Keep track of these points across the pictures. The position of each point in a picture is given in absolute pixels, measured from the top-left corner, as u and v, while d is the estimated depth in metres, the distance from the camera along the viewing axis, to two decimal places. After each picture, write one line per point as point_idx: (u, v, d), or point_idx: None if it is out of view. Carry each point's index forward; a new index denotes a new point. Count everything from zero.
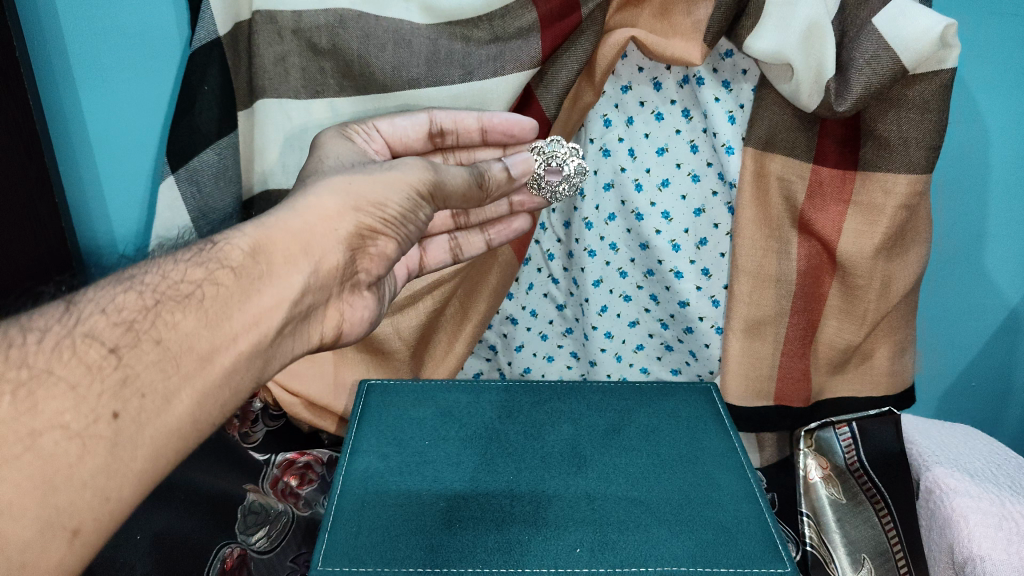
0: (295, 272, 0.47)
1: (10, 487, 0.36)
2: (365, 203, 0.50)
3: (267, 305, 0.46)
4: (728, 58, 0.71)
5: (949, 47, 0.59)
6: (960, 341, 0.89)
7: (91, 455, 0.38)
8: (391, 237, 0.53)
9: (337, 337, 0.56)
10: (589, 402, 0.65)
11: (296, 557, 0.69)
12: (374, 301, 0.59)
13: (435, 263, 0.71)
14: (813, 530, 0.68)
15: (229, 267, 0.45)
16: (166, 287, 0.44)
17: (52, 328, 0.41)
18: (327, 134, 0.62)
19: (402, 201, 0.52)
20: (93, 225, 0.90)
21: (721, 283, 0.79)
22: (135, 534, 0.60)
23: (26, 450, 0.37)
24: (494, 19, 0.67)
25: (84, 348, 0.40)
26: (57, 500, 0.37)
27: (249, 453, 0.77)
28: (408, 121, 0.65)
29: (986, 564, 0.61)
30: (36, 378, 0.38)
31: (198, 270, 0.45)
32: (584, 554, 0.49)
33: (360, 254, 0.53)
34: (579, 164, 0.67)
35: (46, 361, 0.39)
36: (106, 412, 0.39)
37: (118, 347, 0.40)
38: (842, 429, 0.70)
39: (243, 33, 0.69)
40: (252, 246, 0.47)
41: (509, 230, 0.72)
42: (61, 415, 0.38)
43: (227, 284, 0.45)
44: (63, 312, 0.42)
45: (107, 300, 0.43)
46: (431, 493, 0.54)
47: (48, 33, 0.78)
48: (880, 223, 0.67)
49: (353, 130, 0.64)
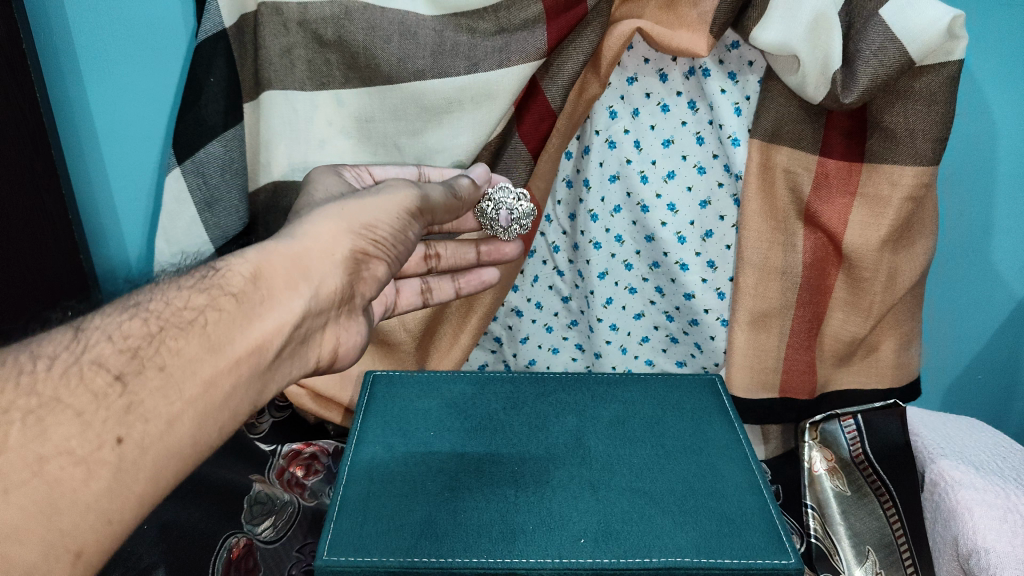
0: (296, 296, 0.48)
1: (15, 511, 0.36)
2: (358, 226, 0.52)
3: (269, 329, 0.46)
4: (734, 50, 0.70)
5: (957, 38, 0.60)
6: (968, 332, 0.89)
7: (95, 480, 0.38)
8: (382, 259, 0.55)
9: (332, 359, 0.56)
10: (594, 393, 0.65)
11: (302, 547, 0.68)
12: (365, 326, 0.58)
13: (407, 305, 0.71)
14: (818, 522, 0.68)
15: (231, 292, 0.46)
16: (169, 313, 0.44)
17: (61, 355, 0.41)
18: (318, 171, 0.63)
19: (391, 222, 0.54)
20: (101, 226, 0.90)
21: (727, 276, 0.79)
22: (143, 525, 0.61)
23: (33, 476, 0.37)
24: (500, 11, 0.67)
25: (91, 375, 0.40)
26: (61, 523, 0.37)
27: (257, 445, 0.78)
28: (398, 170, 0.69)
29: (990, 556, 0.60)
30: (45, 406, 0.39)
31: (201, 296, 0.45)
32: (589, 544, 0.49)
33: (359, 281, 0.54)
34: (529, 207, 0.70)
35: (55, 389, 0.40)
36: (110, 437, 0.39)
37: (123, 374, 0.41)
38: (848, 421, 0.71)
39: (249, 25, 0.70)
40: (252, 271, 0.47)
41: (478, 281, 0.73)
42: (67, 441, 0.38)
43: (229, 310, 0.45)
44: (71, 338, 0.42)
45: (112, 327, 0.43)
46: (435, 482, 0.54)
47: (56, 34, 0.78)
48: (886, 216, 0.67)
49: (346, 169, 0.66)
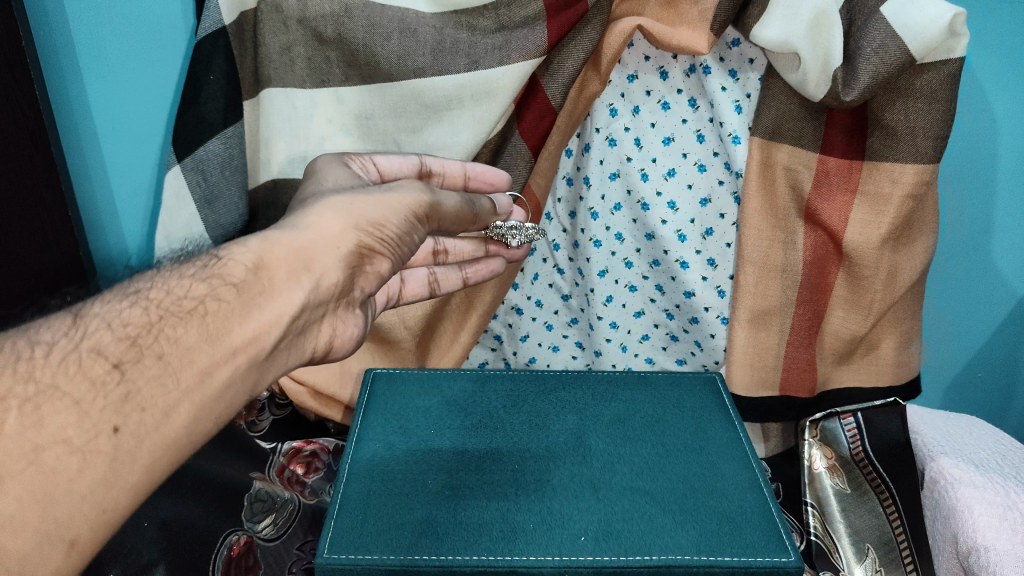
0: (297, 288, 0.46)
1: (12, 502, 0.35)
2: (366, 222, 0.50)
3: (267, 321, 0.45)
4: (735, 47, 0.70)
5: (958, 35, 0.59)
6: (969, 330, 0.89)
7: (91, 470, 0.37)
8: (386, 257, 0.53)
9: (328, 350, 0.54)
10: (594, 391, 0.65)
11: (302, 544, 0.68)
12: (363, 319, 0.57)
13: (412, 296, 0.70)
14: (818, 520, 0.68)
15: (231, 282, 0.44)
16: (169, 303, 0.43)
17: (59, 342, 0.40)
18: (322, 159, 0.58)
19: (399, 223, 0.52)
20: (100, 223, 0.90)
21: (727, 273, 0.79)
22: (142, 522, 0.60)
23: (30, 465, 0.36)
24: (500, 8, 0.67)
25: (90, 363, 0.39)
26: (57, 513, 0.36)
27: (256, 442, 0.79)
28: (401, 159, 0.63)
29: (990, 554, 0.61)
30: (42, 393, 0.38)
31: (201, 286, 0.44)
32: (590, 542, 0.49)
33: (360, 276, 0.52)
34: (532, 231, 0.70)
35: (53, 375, 0.38)
36: (107, 426, 0.38)
37: (122, 362, 0.40)
38: (848, 419, 0.71)
39: (249, 22, 0.69)
40: (254, 261, 0.45)
41: (486, 270, 0.72)
42: (64, 430, 0.37)
43: (229, 300, 0.44)
44: (70, 325, 0.41)
45: (111, 314, 0.42)
46: (436, 481, 0.55)
47: (55, 30, 0.78)
48: (887, 213, 0.67)
49: (349, 157, 0.61)
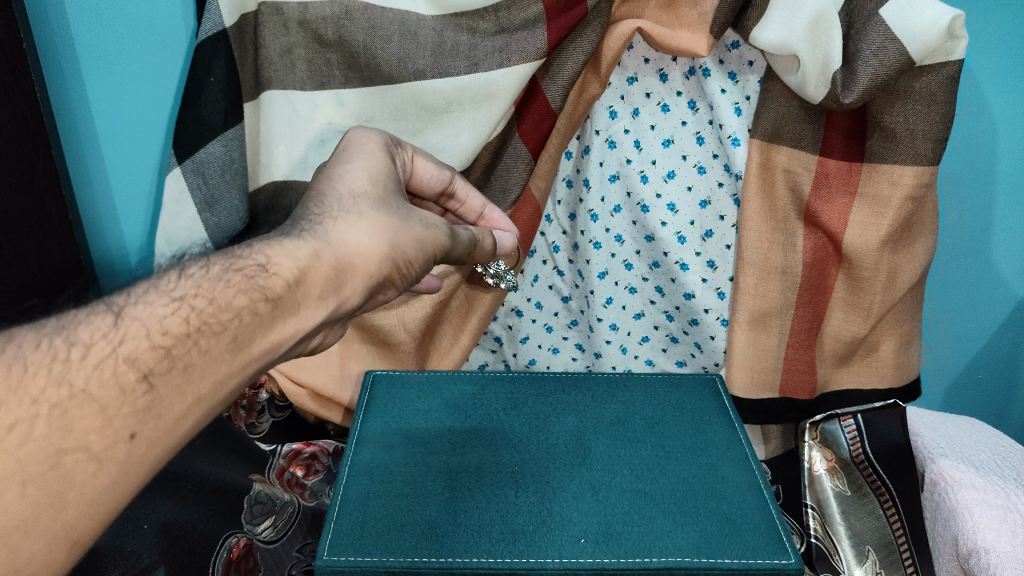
0: (322, 306, 0.45)
1: (27, 505, 0.35)
2: (396, 255, 0.49)
3: (287, 333, 0.44)
4: (734, 50, 0.70)
5: (957, 38, 0.60)
6: (968, 332, 0.89)
7: (104, 475, 0.37)
8: (398, 286, 0.52)
9: (321, 344, 0.55)
10: (594, 393, 0.65)
11: (302, 547, 0.68)
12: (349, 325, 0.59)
13: None
14: (818, 522, 0.68)
15: (269, 296, 0.43)
16: (206, 313, 0.41)
17: (98, 342, 0.38)
18: (372, 141, 0.55)
19: (422, 261, 0.52)
20: (101, 224, 0.90)
21: (727, 275, 0.79)
22: (142, 524, 0.61)
23: (49, 469, 0.36)
24: (500, 10, 0.67)
25: (121, 370, 0.38)
26: (67, 516, 0.36)
27: (256, 444, 0.79)
28: (439, 169, 0.62)
29: (990, 556, 0.60)
30: (73, 398, 0.37)
31: (241, 298, 0.42)
32: (590, 544, 0.49)
33: (370, 299, 0.51)
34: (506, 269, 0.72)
35: (87, 379, 0.37)
36: (124, 432, 0.37)
37: (152, 372, 0.38)
38: (848, 421, 0.71)
39: (250, 25, 0.70)
40: (297, 270, 0.44)
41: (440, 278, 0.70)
42: (85, 435, 0.36)
43: (262, 313, 0.42)
44: (110, 325, 0.39)
45: (153, 318, 0.40)
46: (436, 483, 0.54)
47: (56, 33, 0.78)
48: (885, 216, 0.67)
49: (397, 148, 0.58)
